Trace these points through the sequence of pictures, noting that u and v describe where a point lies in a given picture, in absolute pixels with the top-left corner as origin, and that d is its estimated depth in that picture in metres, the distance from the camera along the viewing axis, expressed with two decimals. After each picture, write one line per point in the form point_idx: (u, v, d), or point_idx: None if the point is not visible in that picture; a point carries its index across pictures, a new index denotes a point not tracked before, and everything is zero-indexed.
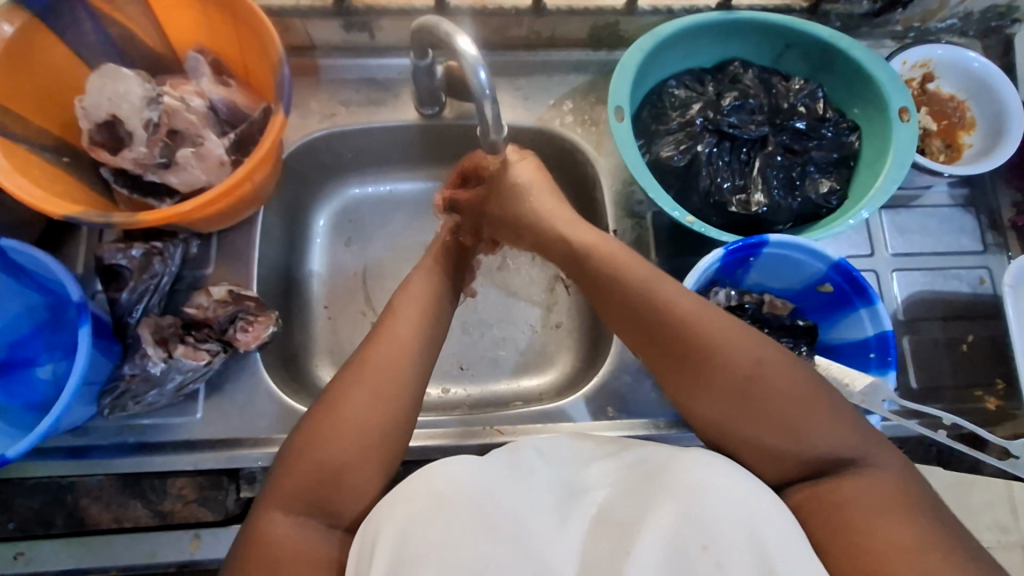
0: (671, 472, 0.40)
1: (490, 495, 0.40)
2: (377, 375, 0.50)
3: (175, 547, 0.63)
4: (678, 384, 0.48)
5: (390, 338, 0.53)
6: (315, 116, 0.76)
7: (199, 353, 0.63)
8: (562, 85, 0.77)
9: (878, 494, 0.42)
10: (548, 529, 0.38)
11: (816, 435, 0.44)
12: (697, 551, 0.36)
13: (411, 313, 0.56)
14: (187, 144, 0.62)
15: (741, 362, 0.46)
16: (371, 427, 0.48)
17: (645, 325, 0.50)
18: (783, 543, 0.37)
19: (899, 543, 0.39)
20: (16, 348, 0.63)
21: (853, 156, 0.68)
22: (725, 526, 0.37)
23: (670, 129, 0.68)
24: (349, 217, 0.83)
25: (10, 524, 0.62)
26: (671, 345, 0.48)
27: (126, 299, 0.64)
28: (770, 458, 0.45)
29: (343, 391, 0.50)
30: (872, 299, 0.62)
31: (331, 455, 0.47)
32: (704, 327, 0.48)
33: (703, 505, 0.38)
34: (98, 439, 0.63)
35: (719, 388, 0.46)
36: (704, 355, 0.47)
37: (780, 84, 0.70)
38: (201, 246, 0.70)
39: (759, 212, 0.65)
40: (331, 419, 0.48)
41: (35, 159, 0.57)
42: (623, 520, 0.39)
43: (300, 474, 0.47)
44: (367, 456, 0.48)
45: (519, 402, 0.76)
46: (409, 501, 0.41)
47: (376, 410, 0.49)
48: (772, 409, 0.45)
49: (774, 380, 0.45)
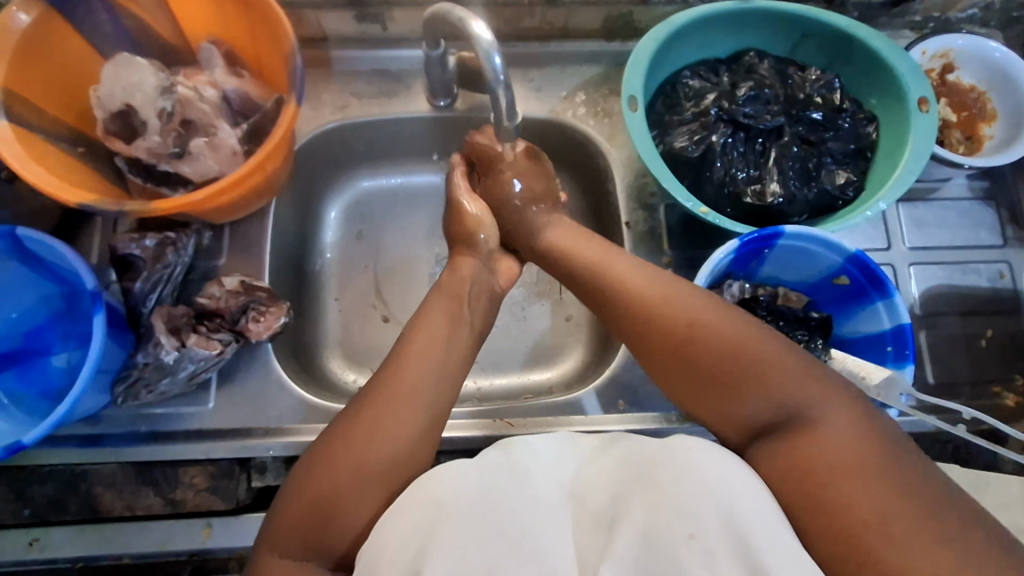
0: (657, 463, 0.40)
1: (477, 492, 0.40)
2: (382, 412, 0.49)
3: (187, 535, 0.63)
4: (650, 366, 0.50)
5: (402, 375, 0.51)
6: (328, 107, 0.76)
7: (211, 343, 0.63)
8: (574, 77, 0.77)
9: (850, 461, 0.39)
10: (546, 524, 0.37)
11: (784, 401, 0.44)
12: (685, 540, 0.35)
13: (425, 339, 0.55)
14: (200, 134, 0.62)
15: (707, 334, 0.47)
16: (370, 461, 0.47)
17: (620, 316, 0.52)
18: (775, 530, 0.36)
19: (867, 518, 0.36)
20: (33, 337, 0.64)
21: (870, 147, 0.67)
22: (714, 514, 0.36)
23: (684, 119, 0.67)
24: (360, 210, 0.83)
25: (25, 511, 0.62)
26: (642, 330, 0.50)
27: (139, 289, 0.64)
28: (738, 428, 0.45)
29: (344, 433, 0.49)
30: (889, 291, 0.61)
31: (325, 489, 0.46)
32: (672, 308, 0.50)
33: (689, 495, 0.37)
34: (111, 428, 0.63)
35: (688, 365, 0.47)
36: (670, 334, 0.49)
37: (796, 74, 0.69)
38: (213, 237, 0.70)
39: (774, 202, 0.64)
40: (330, 459, 0.47)
41: (50, 148, 0.58)
42: (612, 513, 0.38)
43: (296, 512, 0.46)
44: (357, 489, 0.46)
45: (529, 395, 0.75)
46: (401, 514, 0.42)
47: (380, 448, 0.47)
48: (744, 376, 0.45)
49: (744, 351, 0.46)
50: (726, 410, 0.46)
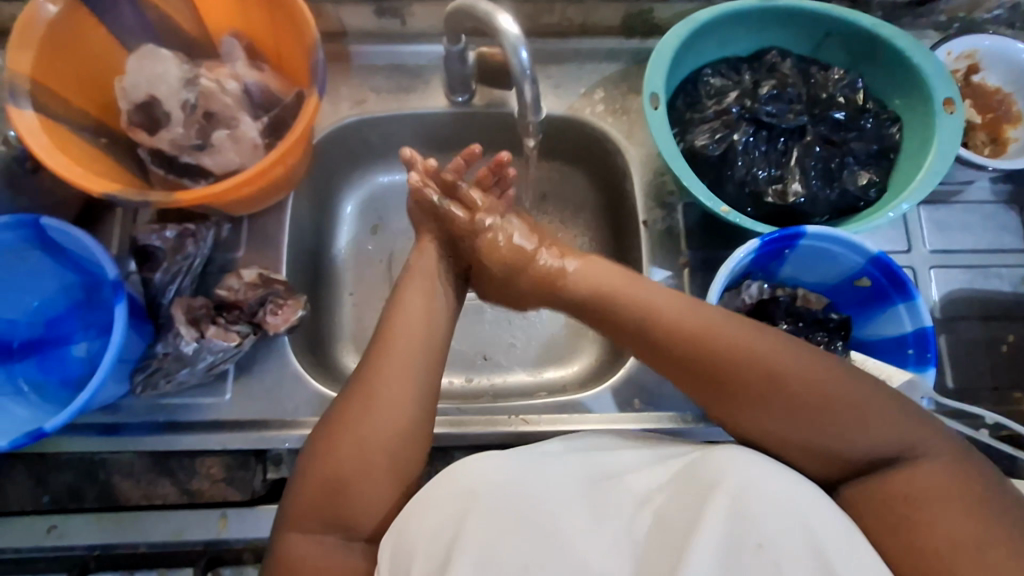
0: (714, 469, 0.40)
1: (525, 495, 0.40)
2: (380, 391, 0.50)
3: (203, 525, 0.63)
4: (699, 395, 0.50)
5: (390, 354, 0.52)
6: (346, 102, 0.76)
7: (230, 334, 0.63)
8: (593, 74, 0.76)
9: (934, 485, 0.41)
10: (586, 526, 0.38)
11: (845, 422, 0.44)
12: (752, 548, 0.36)
13: (418, 325, 0.55)
14: (222, 126, 0.63)
15: (759, 368, 0.47)
16: (378, 444, 0.47)
17: (660, 343, 0.52)
18: (836, 536, 0.37)
19: (953, 541, 0.39)
20: (53, 326, 0.64)
21: (893, 148, 0.66)
22: (777, 523, 0.37)
23: (705, 117, 0.67)
24: (376, 205, 0.83)
25: (44, 498, 0.63)
26: (690, 361, 0.50)
27: (159, 280, 0.65)
28: (798, 450, 0.45)
29: (344, 415, 0.49)
30: (911, 293, 0.60)
31: (335, 471, 0.46)
32: (714, 334, 0.50)
33: (755, 504, 0.37)
34: (128, 417, 0.64)
35: (740, 391, 0.47)
36: (720, 366, 0.48)
37: (819, 73, 0.69)
38: (232, 230, 0.70)
39: (796, 202, 0.64)
40: (335, 442, 0.48)
41: (74, 138, 0.58)
42: (674, 520, 0.38)
43: (310, 494, 0.46)
44: (371, 472, 0.47)
45: (543, 393, 0.75)
46: (438, 503, 0.41)
47: (381, 427, 0.48)
48: (799, 409, 0.45)
49: (796, 386, 0.46)
50: (783, 435, 0.46)
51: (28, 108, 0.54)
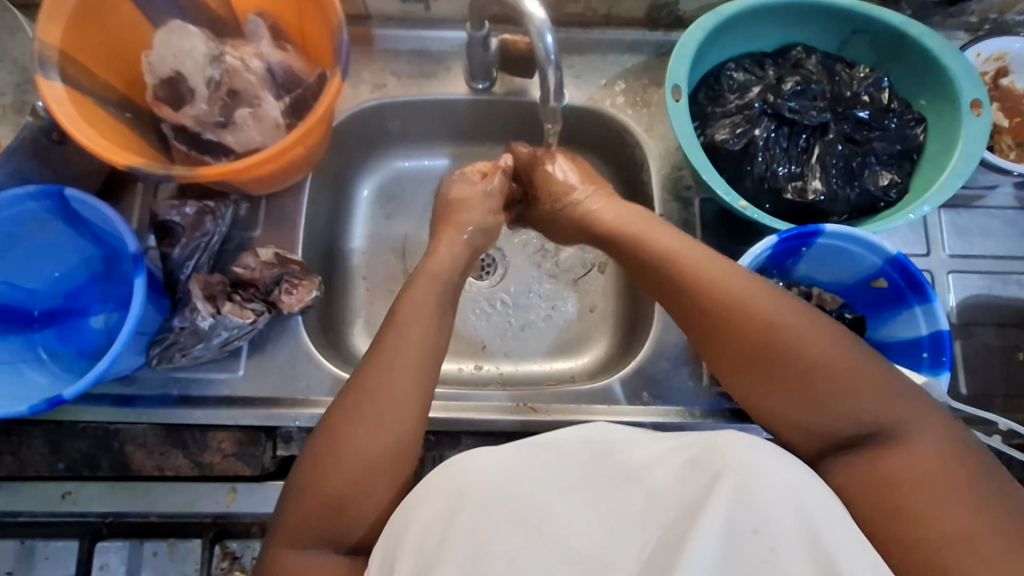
0: (716, 457, 0.39)
1: (522, 485, 0.40)
2: (376, 405, 0.48)
3: (213, 498, 0.64)
4: (709, 351, 0.50)
5: (388, 359, 0.51)
6: (367, 85, 0.76)
7: (245, 311, 0.64)
8: (615, 65, 0.76)
9: (928, 471, 0.40)
10: (580, 517, 0.38)
11: (853, 406, 0.44)
12: (749, 536, 0.36)
13: (429, 313, 0.55)
14: (245, 105, 0.63)
15: (766, 323, 0.47)
16: (375, 460, 0.47)
17: (677, 297, 0.53)
18: (835, 526, 0.37)
19: (951, 531, 0.37)
20: (72, 298, 0.66)
21: (917, 149, 0.66)
22: (778, 507, 0.37)
23: (727, 111, 0.66)
24: (391, 190, 0.83)
25: (60, 464, 0.64)
26: (700, 313, 0.51)
27: (178, 255, 0.65)
28: (795, 429, 0.46)
29: (339, 426, 0.48)
30: (929, 296, 0.59)
31: (333, 487, 0.46)
32: (729, 296, 0.49)
33: (754, 490, 0.37)
34: (144, 389, 0.65)
35: (743, 347, 0.48)
36: (728, 317, 0.49)
37: (844, 71, 0.68)
38: (250, 209, 0.71)
39: (815, 200, 0.63)
40: (332, 454, 0.47)
41: (101, 111, 0.59)
42: (675, 505, 0.37)
43: (308, 509, 0.46)
44: (367, 485, 0.46)
45: (552, 382, 0.75)
46: (428, 500, 0.41)
47: (378, 441, 0.47)
48: (799, 375, 0.45)
49: (803, 348, 0.45)
50: (782, 412, 0.46)
51: (56, 79, 0.55)
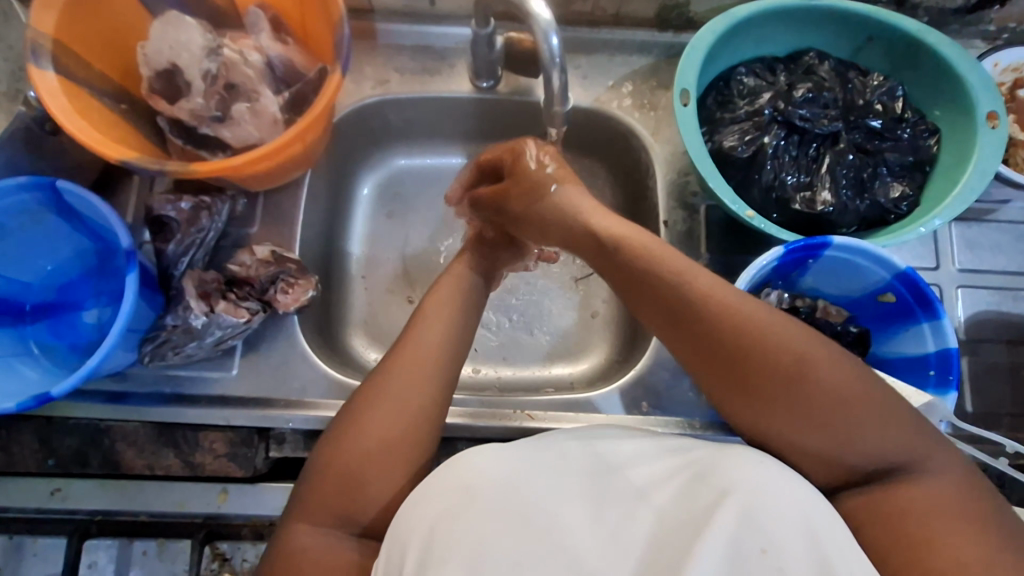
0: (725, 475, 0.38)
1: (523, 492, 0.38)
2: (403, 387, 0.49)
3: (203, 499, 0.64)
4: (717, 379, 0.46)
5: (417, 347, 0.52)
6: (368, 81, 0.74)
7: (240, 310, 0.63)
8: (623, 66, 0.74)
9: (944, 504, 0.40)
10: (582, 527, 0.37)
11: (863, 435, 0.42)
12: (756, 555, 0.35)
13: (445, 321, 0.55)
14: (243, 99, 0.62)
15: (789, 354, 0.44)
16: (395, 436, 0.47)
17: (671, 313, 0.49)
18: (840, 547, 0.36)
19: (966, 561, 0.37)
20: (65, 291, 0.65)
21: (929, 161, 0.64)
22: (784, 527, 0.36)
23: (736, 117, 0.65)
24: (392, 187, 0.82)
25: (49, 461, 0.63)
26: (712, 338, 0.46)
27: (172, 251, 0.64)
28: (803, 457, 0.44)
29: (366, 403, 0.49)
30: (938, 313, 0.58)
31: (351, 463, 0.46)
32: (736, 320, 0.46)
33: (763, 509, 0.36)
34: (137, 386, 0.64)
35: (762, 377, 0.44)
36: (748, 344, 0.45)
37: (857, 78, 0.66)
38: (247, 205, 0.70)
39: (824, 211, 0.62)
40: (351, 431, 0.47)
41: (94, 102, 0.57)
42: (680, 522, 0.37)
43: (324, 484, 0.46)
44: (385, 463, 0.46)
45: (550, 388, 0.74)
46: (432, 498, 0.40)
47: (402, 421, 0.48)
48: (821, 407, 0.42)
49: (827, 381, 0.43)
50: (791, 439, 0.44)
51: (49, 69, 0.54)
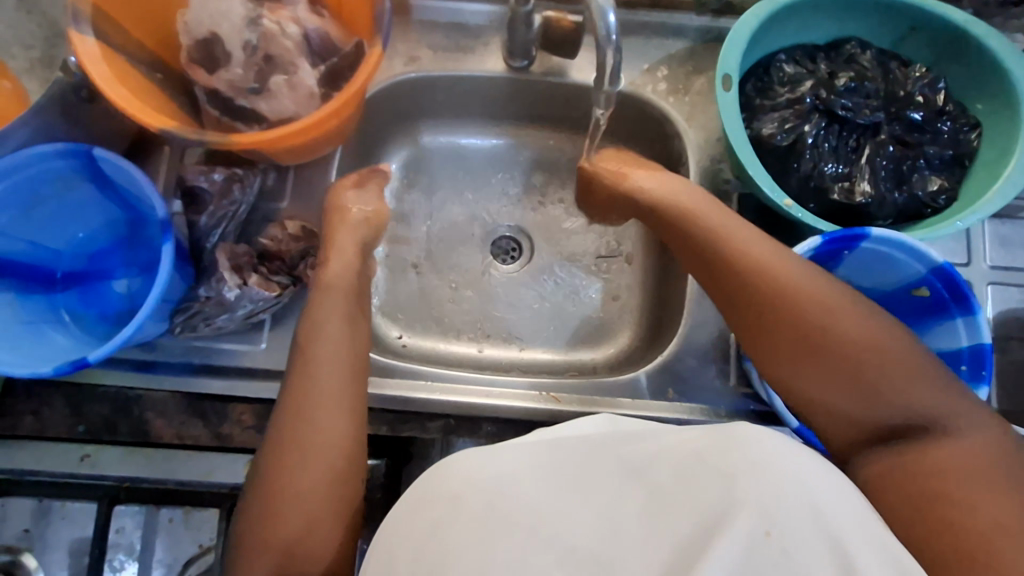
0: (728, 455, 0.34)
1: (517, 492, 0.35)
2: (307, 448, 0.49)
3: (230, 470, 0.65)
4: (769, 349, 0.49)
5: (315, 387, 0.51)
6: (401, 58, 0.74)
7: (271, 284, 0.63)
8: (659, 50, 0.73)
9: (971, 465, 0.41)
10: (581, 520, 0.33)
11: (890, 392, 0.45)
12: (761, 538, 0.31)
13: (337, 349, 0.54)
14: (280, 71, 0.61)
15: (842, 330, 0.47)
16: (312, 489, 0.48)
17: (713, 269, 0.54)
18: (859, 532, 0.33)
19: (1001, 523, 0.38)
20: (96, 260, 0.65)
21: (969, 155, 0.63)
22: (791, 508, 0.32)
23: (777, 105, 0.64)
24: (419, 167, 0.82)
25: (79, 428, 0.62)
26: (771, 312, 0.49)
27: (204, 223, 0.64)
28: (849, 427, 0.46)
29: (280, 467, 0.48)
30: (973, 308, 0.58)
31: (285, 528, 0.47)
32: (792, 294, 0.49)
33: (766, 486, 0.33)
34: (164, 356, 0.64)
35: (816, 349, 0.47)
36: (806, 318, 0.48)
37: (899, 69, 0.65)
38: (277, 179, 0.69)
39: (862, 203, 0.61)
40: (272, 495, 0.47)
41: (132, 70, 0.57)
42: (681, 508, 0.33)
43: (267, 550, 0.46)
44: (316, 520, 0.47)
45: (574, 372, 0.74)
46: (426, 506, 0.37)
47: (314, 471, 0.48)
48: (873, 379, 0.45)
49: (877, 351, 0.46)
50: (810, 389, 0.47)
51: (90, 34, 0.53)
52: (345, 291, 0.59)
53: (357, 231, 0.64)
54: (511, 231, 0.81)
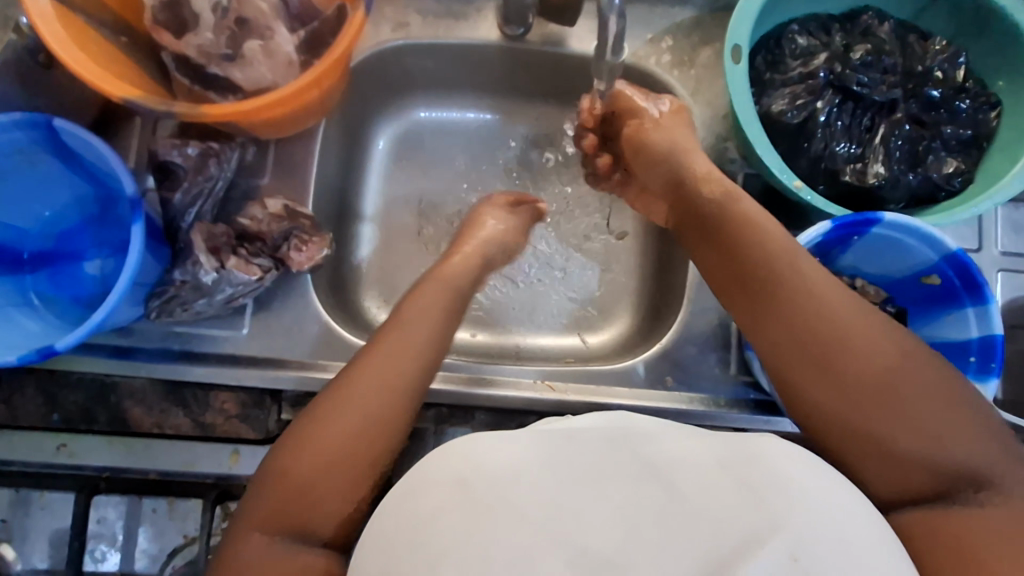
0: (757, 470, 0.33)
1: (529, 481, 0.33)
2: (366, 402, 0.45)
3: (214, 459, 0.61)
4: (797, 371, 0.43)
5: (399, 345, 0.48)
6: (387, 24, 0.69)
7: (251, 267, 0.60)
8: (664, 18, 0.69)
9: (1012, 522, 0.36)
10: (595, 518, 0.31)
11: (939, 433, 0.39)
12: (786, 562, 0.30)
13: (426, 319, 0.51)
14: (255, 37, 0.57)
15: (884, 359, 0.41)
16: (350, 447, 0.43)
17: (738, 267, 0.49)
18: (883, 559, 0.32)
19: None
20: (65, 240, 0.61)
21: (987, 137, 0.60)
22: (821, 531, 0.31)
23: (789, 79, 0.60)
24: (409, 142, 0.78)
25: (53, 416, 0.60)
26: (807, 331, 0.43)
27: (179, 201, 0.60)
28: (891, 472, 0.40)
29: (329, 411, 0.44)
30: (985, 298, 0.56)
31: (307, 475, 0.42)
32: (828, 309, 0.43)
33: (792, 505, 0.32)
34: (142, 342, 0.61)
35: (853, 378, 0.41)
36: (847, 342, 0.42)
37: (918, 42, 0.62)
38: (257, 154, 0.65)
39: (874, 185, 0.58)
40: (308, 441, 0.43)
41: (91, 33, 0.52)
42: (705, 518, 0.31)
43: (271, 501, 0.42)
44: (340, 480, 0.42)
45: (570, 359, 0.72)
46: (427, 488, 0.34)
47: (358, 429, 0.44)
48: (916, 416, 0.39)
49: (924, 391, 0.40)
50: (849, 420, 0.41)
51: None
52: (456, 291, 0.56)
53: (483, 243, 0.64)
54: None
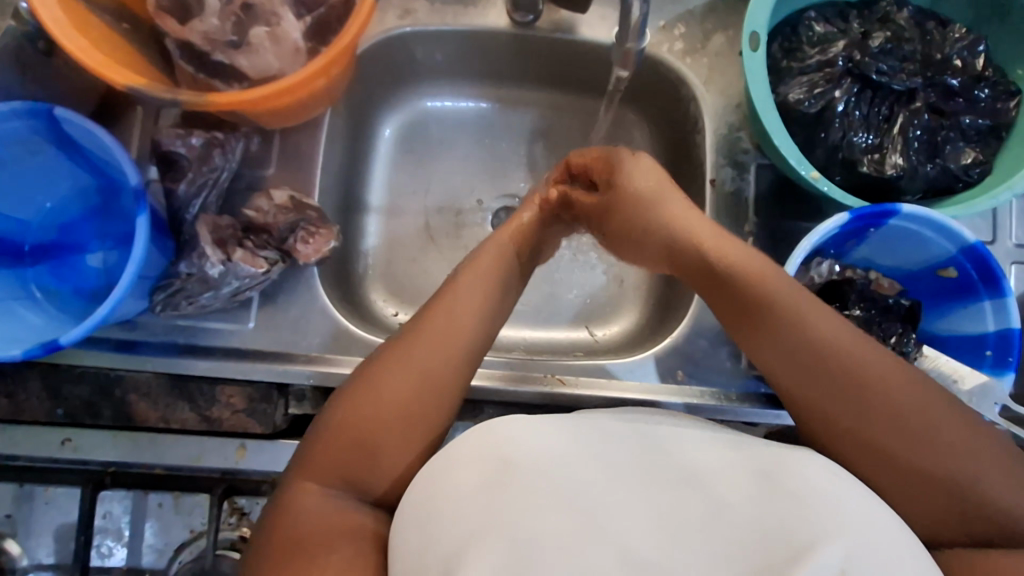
0: (798, 478, 0.33)
1: (570, 472, 0.32)
2: (430, 359, 0.45)
3: (221, 454, 0.59)
4: (825, 405, 0.41)
5: (456, 303, 0.48)
6: (393, 10, 0.67)
7: (257, 260, 0.59)
8: (676, 5, 0.67)
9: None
10: (635, 515, 0.31)
11: (970, 467, 0.38)
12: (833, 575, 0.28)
13: (483, 279, 0.51)
14: (261, 23, 0.55)
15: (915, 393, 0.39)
16: (413, 403, 0.43)
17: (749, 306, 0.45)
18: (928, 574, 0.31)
19: None
20: (66, 232, 0.60)
21: (1007, 126, 0.59)
22: (865, 543, 0.30)
23: (806, 67, 0.59)
24: (415, 131, 0.76)
25: (58, 411, 0.59)
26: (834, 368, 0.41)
27: (183, 191, 0.59)
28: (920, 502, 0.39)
29: (393, 365, 0.44)
30: (1002, 291, 0.55)
31: (367, 426, 0.42)
32: (854, 345, 0.41)
33: (835, 514, 0.31)
34: (147, 335, 0.60)
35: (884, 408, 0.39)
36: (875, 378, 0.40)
37: (938, 29, 0.60)
38: (262, 144, 0.64)
39: (892, 176, 0.57)
40: (373, 393, 0.43)
41: (93, 19, 0.51)
42: (746, 520, 0.30)
43: (332, 449, 0.42)
44: (405, 432, 0.42)
45: (580, 352, 0.71)
46: (466, 466, 0.34)
47: (421, 386, 0.44)
48: (947, 449, 0.38)
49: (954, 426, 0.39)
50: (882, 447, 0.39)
51: None
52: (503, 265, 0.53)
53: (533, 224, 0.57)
54: (513, 203, 0.75)
